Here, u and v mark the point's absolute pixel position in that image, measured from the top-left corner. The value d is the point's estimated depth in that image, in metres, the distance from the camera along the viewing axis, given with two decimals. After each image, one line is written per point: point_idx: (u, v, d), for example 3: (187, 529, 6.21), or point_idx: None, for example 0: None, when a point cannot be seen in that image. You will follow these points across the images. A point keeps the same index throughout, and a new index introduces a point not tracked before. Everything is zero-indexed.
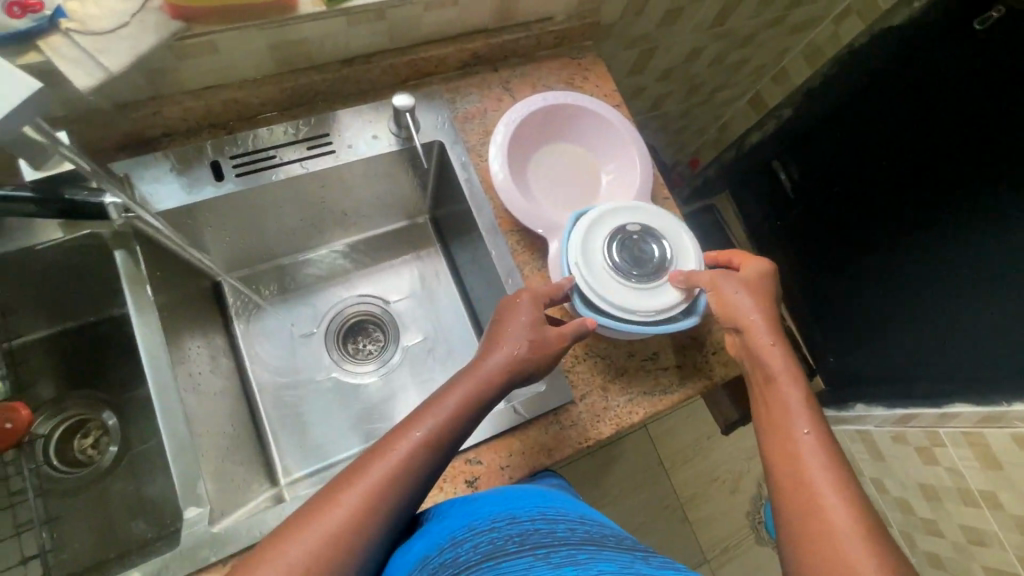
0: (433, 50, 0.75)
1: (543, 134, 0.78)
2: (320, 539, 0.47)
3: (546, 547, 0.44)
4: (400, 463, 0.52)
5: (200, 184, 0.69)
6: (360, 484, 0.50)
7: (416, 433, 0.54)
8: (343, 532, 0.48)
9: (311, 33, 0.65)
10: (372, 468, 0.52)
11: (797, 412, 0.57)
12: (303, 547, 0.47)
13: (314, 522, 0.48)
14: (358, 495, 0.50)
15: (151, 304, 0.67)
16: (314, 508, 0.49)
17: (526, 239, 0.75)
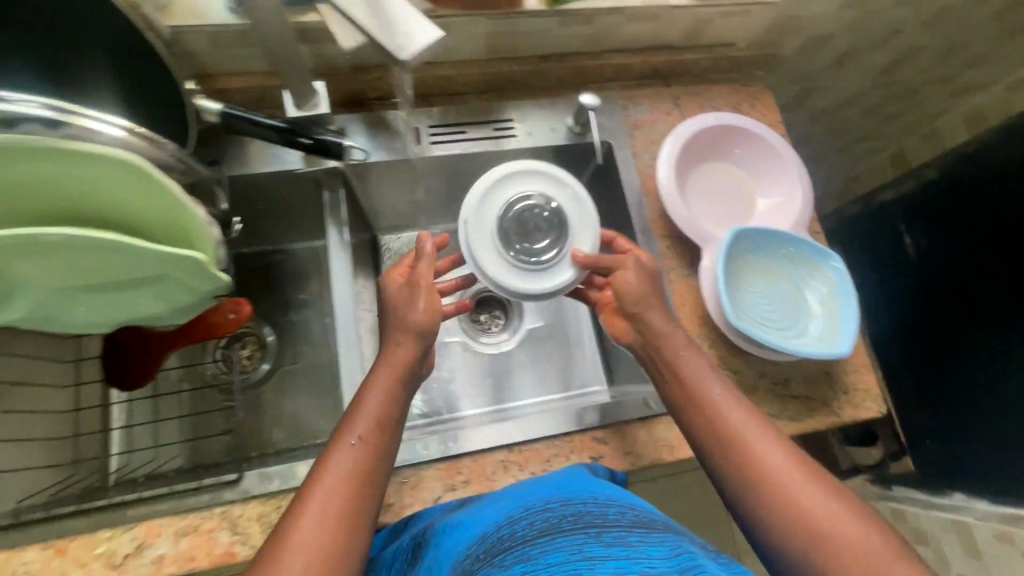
0: (618, 58, 0.81)
1: (708, 150, 0.81)
2: (321, 515, 0.49)
3: (597, 525, 0.45)
4: (366, 444, 0.54)
5: (401, 144, 0.77)
6: (336, 469, 0.52)
7: (360, 426, 0.55)
8: (338, 512, 0.49)
9: (526, 28, 0.72)
10: (338, 452, 0.53)
11: (768, 440, 0.55)
12: (309, 527, 0.48)
13: (311, 499, 0.50)
14: (343, 481, 0.51)
15: (345, 238, 0.76)
16: (309, 491, 0.51)
17: (677, 245, 0.79)
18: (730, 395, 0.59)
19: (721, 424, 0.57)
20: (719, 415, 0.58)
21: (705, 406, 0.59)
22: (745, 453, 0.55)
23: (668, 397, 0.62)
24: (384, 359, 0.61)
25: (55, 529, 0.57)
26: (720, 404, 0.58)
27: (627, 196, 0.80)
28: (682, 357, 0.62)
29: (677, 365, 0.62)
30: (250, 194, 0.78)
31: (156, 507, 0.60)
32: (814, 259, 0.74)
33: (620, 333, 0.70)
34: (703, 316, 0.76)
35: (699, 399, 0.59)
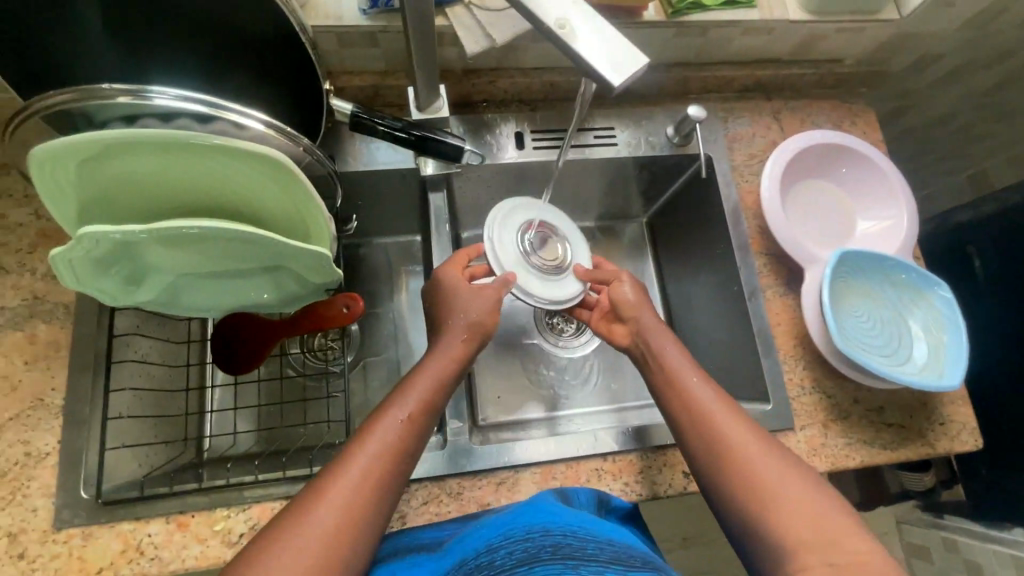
0: (722, 70, 0.81)
1: (810, 168, 0.80)
2: (346, 485, 0.51)
3: (576, 558, 0.42)
4: (402, 428, 0.55)
5: (504, 149, 0.78)
6: (373, 443, 0.54)
7: (405, 403, 0.57)
8: (367, 485, 0.51)
9: (641, 38, 0.72)
10: (379, 427, 0.55)
11: (763, 452, 0.55)
12: (335, 496, 0.50)
13: (341, 471, 0.51)
14: (379, 456, 0.53)
15: (446, 241, 0.78)
16: (336, 463, 0.52)
17: (774, 263, 0.78)
18: (723, 410, 0.59)
19: (717, 434, 0.57)
20: (718, 429, 0.57)
21: (711, 421, 0.58)
22: (735, 462, 0.55)
23: (666, 412, 0.62)
24: (440, 349, 0.63)
25: (179, 504, 0.60)
26: (721, 420, 0.58)
27: (725, 210, 0.79)
28: (673, 356, 0.64)
29: (681, 380, 0.62)
30: (354, 187, 0.80)
31: (270, 491, 0.62)
32: (920, 287, 0.73)
33: (618, 338, 0.71)
34: (798, 336, 0.75)
35: (695, 409, 0.59)
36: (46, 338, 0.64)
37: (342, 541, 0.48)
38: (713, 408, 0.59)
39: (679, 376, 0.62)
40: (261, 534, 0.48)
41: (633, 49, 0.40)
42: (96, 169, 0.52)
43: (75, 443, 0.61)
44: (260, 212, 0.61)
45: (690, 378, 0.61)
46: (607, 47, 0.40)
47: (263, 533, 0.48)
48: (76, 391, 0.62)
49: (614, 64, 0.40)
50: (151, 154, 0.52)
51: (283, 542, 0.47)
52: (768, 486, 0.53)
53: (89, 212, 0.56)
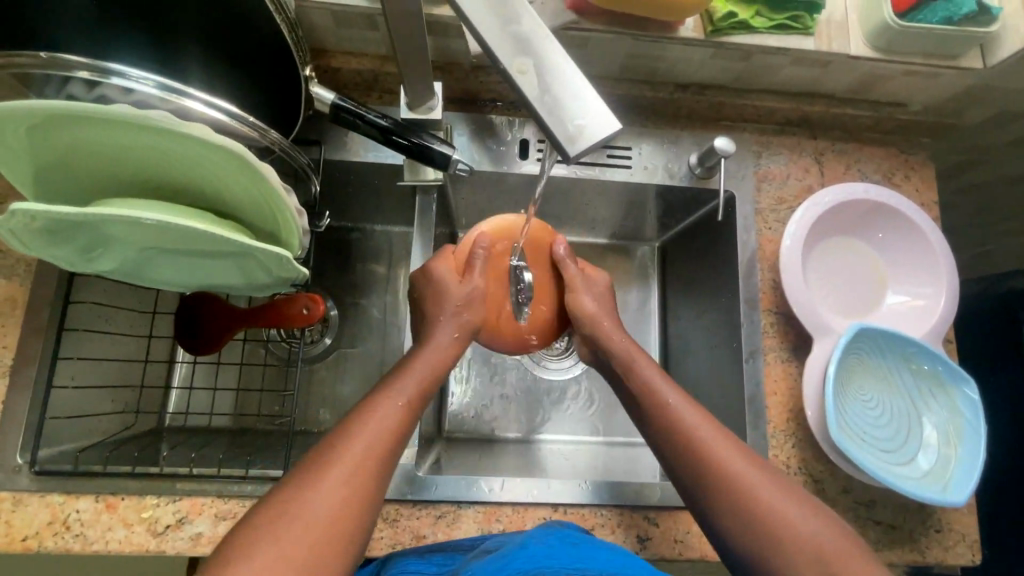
0: (763, 100, 0.72)
1: (844, 224, 0.71)
2: (344, 470, 0.47)
3: None
4: (399, 409, 0.53)
5: (507, 156, 0.72)
6: (369, 427, 0.50)
7: (403, 384, 0.55)
8: (365, 466, 0.48)
9: (673, 53, 0.64)
10: (375, 410, 0.52)
11: (729, 448, 0.53)
12: (331, 484, 0.46)
13: (335, 460, 0.48)
14: (379, 438, 0.50)
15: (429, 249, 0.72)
16: (328, 449, 0.49)
17: (782, 325, 0.70)
18: (689, 410, 0.56)
19: (682, 430, 0.54)
20: (690, 433, 0.54)
21: (680, 422, 0.55)
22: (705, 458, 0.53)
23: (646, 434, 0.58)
24: (433, 340, 0.59)
25: (111, 485, 0.59)
26: (685, 417, 0.55)
27: (739, 258, 0.71)
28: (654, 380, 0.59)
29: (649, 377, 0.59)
30: (344, 175, 0.76)
31: (203, 486, 0.60)
32: (945, 381, 0.64)
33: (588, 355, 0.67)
34: (793, 410, 0.68)
35: (660, 408, 0.57)
36: (5, 295, 0.63)
37: (336, 526, 0.45)
38: (678, 408, 0.56)
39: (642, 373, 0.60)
40: (243, 528, 0.44)
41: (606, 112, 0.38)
42: (44, 140, 0.49)
43: (18, 407, 0.60)
44: (223, 200, 0.56)
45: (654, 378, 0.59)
46: (576, 107, 0.38)
47: (246, 524, 0.44)
48: (25, 354, 0.61)
49: (578, 126, 0.37)
50: (101, 132, 0.48)
51: (273, 532, 0.43)
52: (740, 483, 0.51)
53: (43, 180, 0.53)
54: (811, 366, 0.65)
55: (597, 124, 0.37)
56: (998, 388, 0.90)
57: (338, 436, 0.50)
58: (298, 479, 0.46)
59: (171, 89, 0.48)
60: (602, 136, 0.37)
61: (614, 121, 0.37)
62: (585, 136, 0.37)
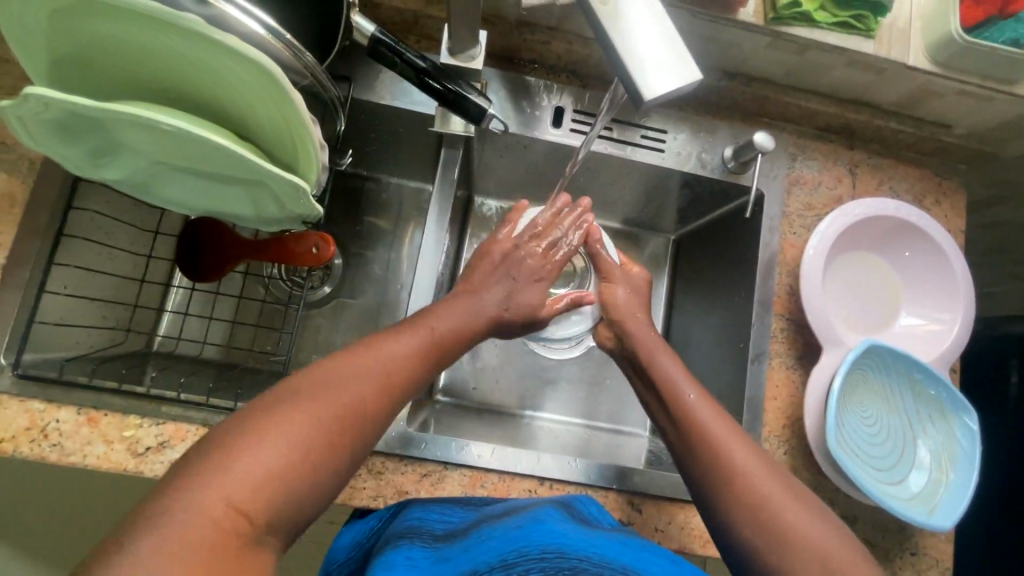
0: (808, 100, 0.70)
1: (868, 239, 0.70)
2: (367, 378, 0.45)
3: None
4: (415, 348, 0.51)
5: (540, 122, 0.69)
6: (360, 374, 0.46)
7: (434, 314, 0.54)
8: (387, 383, 0.47)
9: (727, 38, 0.62)
10: (403, 335, 0.51)
11: (738, 445, 0.52)
12: (352, 386, 0.44)
13: (354, 368, 0.46)
14: (362, 381, 0.45)
15: (446, 208, 0.70)
16: (353, 355, 0.47)
17: (791, 331, 0.70)
18: (701, 398, 0.56)
19: (701, 435, 0.53)
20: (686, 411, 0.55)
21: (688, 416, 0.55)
22: (706, 458, 0.52)
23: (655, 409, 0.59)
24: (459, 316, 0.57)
25: (94, 399, 0.58)
26: (697, 410, 0.55)
27: (759, 258, 0.70)
28: (653, 347, 0.61)
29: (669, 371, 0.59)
30: (369, 119, 0.73)
31: (188, 412, 0.59)
32: (946, 407, 0.64)
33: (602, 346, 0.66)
34: (790, 418, 0.67)
35: (668, 388, 0.57)
36: (4, 190, 0.60)
37: (355, 425, 0.43)
38: (693, 400, 0.56)
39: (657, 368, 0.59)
40: (240, 419, 0.40)
41: (690, 63, 0.39)
42: (68, 30, 0.46)
43: (7, 308, 0.58)
44: (244, 121, 0.54)
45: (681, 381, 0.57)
46: (663, 56, 0.38)
47: (213, 443, 0.38)
48: (19, 254, 0.59)
49: (660, 72, 0.38)
50: (129, 31, 0.46)
51: (285, 415, 0.40)
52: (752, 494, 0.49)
53: (58, 72, 0.51)
54: (817, 383, 0.65)
55: (679, 72, 0.38)
56: (989, 428, 0.89)
57: (351, 350, 0.47)
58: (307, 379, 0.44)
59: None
60: (682, 85, 0.38)
61: (695, 73, 0.39)
62: (667, 84, 0.38)
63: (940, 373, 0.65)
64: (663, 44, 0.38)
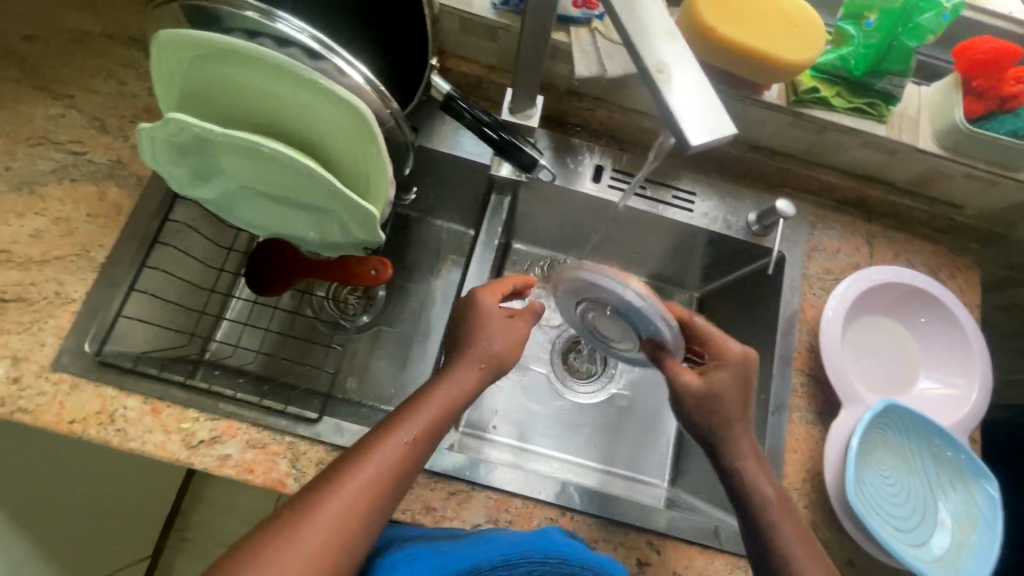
0: (827, 176, 0.77)
1: (886, 304, 0.74)
2: (381, 468, 0.51)
3: None
4: (432, 425, 0.55)
5: (583, 177, 0.77)
6: (378, 464, 0.51)
7: (412, 424, 0.54)
8: (357, 512, 0.48)
9: (753, 116, 0.71)
10: (373, 454, 0.51)
11: (780, 498, 0.60)
12: (320, 524, 0.47)
13: (333, 492, 0.48)
14: (383, 472, 0.51)
15: (491, 248, 0.76)
16: (370, 442, 0.52)
17: (812, 387, 0.72)
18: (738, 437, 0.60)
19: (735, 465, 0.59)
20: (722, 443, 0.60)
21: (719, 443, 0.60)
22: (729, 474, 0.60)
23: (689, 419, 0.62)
24: (455, 374, 0.59)
25: (160, 391, 0.63)
26: (742, 454, 0.60)
27: (781, 314, 0.75)
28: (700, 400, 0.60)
29: (732, 417, 0.60)
30: (428, 165, 0.82)
31: (242, 411, 0.64)
32: (967, 473, 0.65)
33: None
34: (810, 472, 0.69)
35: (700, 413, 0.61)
36: (112, 200, 0.69)
37: (366, 519, 0.49)
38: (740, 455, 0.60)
39: (719, 415, 0.60)
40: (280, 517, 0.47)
41: (727, 118, 0.43)
42: (204, 70, 0.57)
43: (100, 303, 0.65)
44: (331, 153, 0.62)
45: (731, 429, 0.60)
46: (702, 112, 0.43)
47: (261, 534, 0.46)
48: (118, 256, 0.67)
49: (702, 127, 0.42)
50: (254, 73, 0.56)
51: (312, 513, 0.47)
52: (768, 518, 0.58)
53: (185, 104, 0.60)
54: (835, 447, 0.66)
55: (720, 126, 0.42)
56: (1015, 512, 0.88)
57: (371, 438, 0.53)
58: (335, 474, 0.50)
59: (326, 47, 0.56)
60: (723, 136, 0.42)
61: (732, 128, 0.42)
62: (707, 134, 0.42)
63: (957, 436, 0.67)
64: (705, 101, 0.43)
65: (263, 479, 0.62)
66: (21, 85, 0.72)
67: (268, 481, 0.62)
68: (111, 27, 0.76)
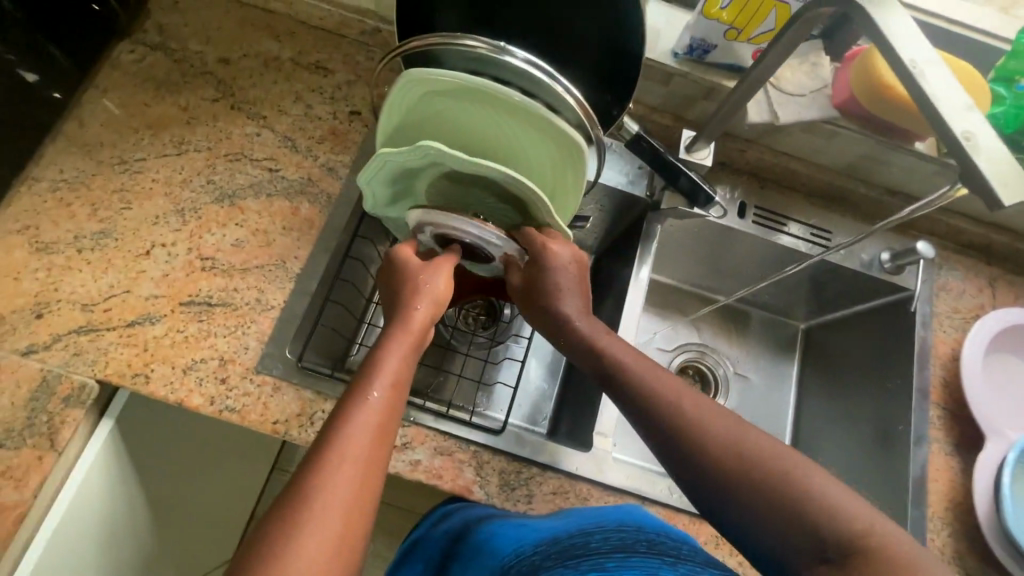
0: (953, 220, 0.84)
1: (1016, 345, 0.79)
2: (359, 428, 0.46)
3: (672, 556, 0.47)
4: (397, 375, 0.51)
5: (730, 212, 0.82)
6: (360, 427, 0.46)
7: (376, 380, 0.50)
8: (354, 491, 0.43)
9: (896, 161, 0.77)
10: (346, 421, 0.46)
11: (760, 437, 0.49)
12: (320, 497, 0.42)
13: (319, 464, 0.43)
14: (360, 440, 0.45)
15: (642, 274, 0.81)
16: (337, 412, 0.47)
17: (948, 419, 0.76)
18: (702, 404, 0.52)
19: (703, 436, 0.49)
20: (684, 420, 0.51)
21: (681, 420, 0.51)
22: (696, 447, 0.49)
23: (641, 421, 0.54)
24: (403, 319, 0.56)
25: None
26: (711, 426, 0.50)
27: (915, 348, 0.79)
28: (644, 375, 0.55)
29: (678, 394, 0.53)
30: None
31: (430, 417, 0.67)
32: None
33: None
34: (952, 501, 0.72)
35: (644, 400, 0.54)
36: (305, 215, 0.74)
37: (362, 483, 0.44)
38: (691, 405, 0.52)
39: (659, 397, 0.53)
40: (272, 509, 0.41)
41: None
42: (432, 97, 0.61)
43: (296, 310, 0.69)
44: (534, 173, 0.66)
45: (675, 389, 0.53)
46: (1005, 170, 0.42)
47: (258, 529, 0.40)
48: (312, 267, 0.71)
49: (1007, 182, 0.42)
50: (481, 103, 0.60)
51: (309, 482, 0.42)
52: (772, 478, 0.46)
53: (400, 127, 0.65)
54: (982, 482, 0.71)
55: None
56: None
57: (340, 407, 0.48)
58: (316, 447, 0.45)
59: (550, 76, 0.59)
60: None
61: None
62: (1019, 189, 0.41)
63: None
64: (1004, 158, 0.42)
65: (451, 485, 0.65)
66: (219, 104, 0.77)
67: (456, 487, 0.65)
68: (297, 54, 0.82)
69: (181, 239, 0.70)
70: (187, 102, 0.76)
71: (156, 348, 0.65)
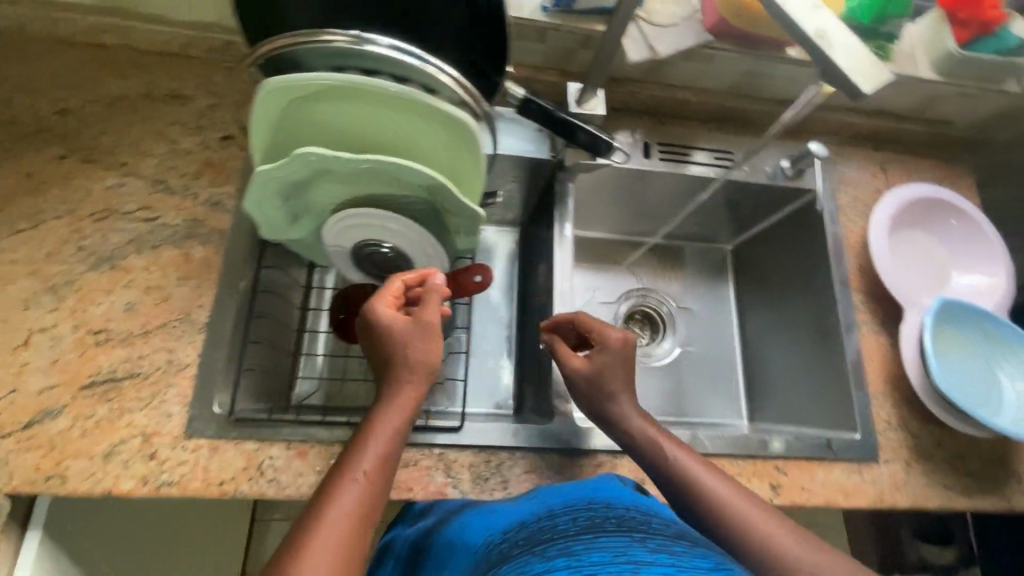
0: (839, 115, 0.88)
1: (915, 218, 0.84)
2: (349, 501, 0.46)
3: (640, 531, 0.47)
4: (385, 442, 0.50)
5: (635, 155, 0.83)
6: (344, 502, 0.46)
7: (364, 454, 0.49)
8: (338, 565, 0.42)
9: (774, 73, 0.80)
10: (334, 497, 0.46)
11: (744, 498, 0.55)
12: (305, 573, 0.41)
13: (307, 543, 0.43)
14: (348, 518, 0.45)
15: (566, 236, 0.80)
16: (326, 488, 0.47)
17: (870, 301, 0.81)
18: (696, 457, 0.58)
19: (699, 482, 0.56)
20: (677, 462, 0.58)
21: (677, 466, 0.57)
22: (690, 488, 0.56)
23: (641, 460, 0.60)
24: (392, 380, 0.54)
25: (302, 434, 0.63)
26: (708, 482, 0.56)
27: (830, 243, 0.83)
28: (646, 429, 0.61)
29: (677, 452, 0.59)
30: None
31: None
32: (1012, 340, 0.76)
33: None
34: (887, 375, 0.78)
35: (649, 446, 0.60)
36: (199, 259, 0.68)
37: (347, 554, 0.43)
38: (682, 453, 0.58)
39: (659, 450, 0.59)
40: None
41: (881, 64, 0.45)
42: (300, 103, 0.57)
43: (215, 361, 0.64)
44: (430, 161, 0.63)
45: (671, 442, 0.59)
46: (859, 65, 0.44)
47: None
48: (220, 312, 0.66)
49: (862, 77, 0.44)
50: (354, 99, 0.56)
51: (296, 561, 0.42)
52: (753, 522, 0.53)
53: (278, 142, 0.60)
54: (908, 351, 0.76)
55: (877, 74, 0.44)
56: None
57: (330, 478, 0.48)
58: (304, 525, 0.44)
59: (417, 57, 0.55)
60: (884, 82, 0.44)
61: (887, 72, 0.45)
62: (873, 82, 0.44)
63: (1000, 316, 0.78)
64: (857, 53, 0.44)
65: (424, 494, 0.64)
66: (68, 161, 0.69)
67: (429, 494, 0.64)
68: (145, 87, 0.74)
69: (63, 318, 0.63)
70: (30, 166, 0.68)
71: (65, 444, 0.59)
